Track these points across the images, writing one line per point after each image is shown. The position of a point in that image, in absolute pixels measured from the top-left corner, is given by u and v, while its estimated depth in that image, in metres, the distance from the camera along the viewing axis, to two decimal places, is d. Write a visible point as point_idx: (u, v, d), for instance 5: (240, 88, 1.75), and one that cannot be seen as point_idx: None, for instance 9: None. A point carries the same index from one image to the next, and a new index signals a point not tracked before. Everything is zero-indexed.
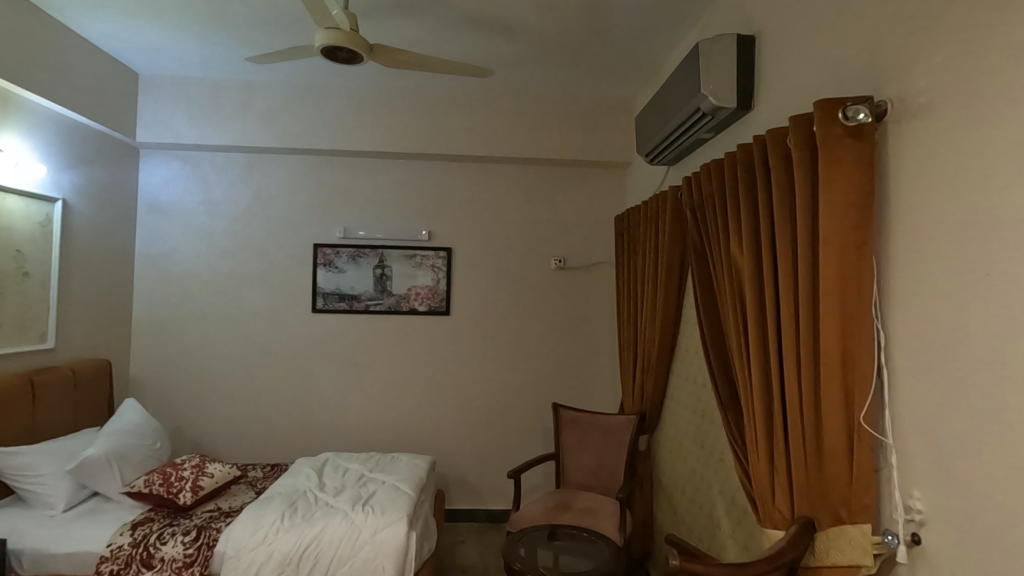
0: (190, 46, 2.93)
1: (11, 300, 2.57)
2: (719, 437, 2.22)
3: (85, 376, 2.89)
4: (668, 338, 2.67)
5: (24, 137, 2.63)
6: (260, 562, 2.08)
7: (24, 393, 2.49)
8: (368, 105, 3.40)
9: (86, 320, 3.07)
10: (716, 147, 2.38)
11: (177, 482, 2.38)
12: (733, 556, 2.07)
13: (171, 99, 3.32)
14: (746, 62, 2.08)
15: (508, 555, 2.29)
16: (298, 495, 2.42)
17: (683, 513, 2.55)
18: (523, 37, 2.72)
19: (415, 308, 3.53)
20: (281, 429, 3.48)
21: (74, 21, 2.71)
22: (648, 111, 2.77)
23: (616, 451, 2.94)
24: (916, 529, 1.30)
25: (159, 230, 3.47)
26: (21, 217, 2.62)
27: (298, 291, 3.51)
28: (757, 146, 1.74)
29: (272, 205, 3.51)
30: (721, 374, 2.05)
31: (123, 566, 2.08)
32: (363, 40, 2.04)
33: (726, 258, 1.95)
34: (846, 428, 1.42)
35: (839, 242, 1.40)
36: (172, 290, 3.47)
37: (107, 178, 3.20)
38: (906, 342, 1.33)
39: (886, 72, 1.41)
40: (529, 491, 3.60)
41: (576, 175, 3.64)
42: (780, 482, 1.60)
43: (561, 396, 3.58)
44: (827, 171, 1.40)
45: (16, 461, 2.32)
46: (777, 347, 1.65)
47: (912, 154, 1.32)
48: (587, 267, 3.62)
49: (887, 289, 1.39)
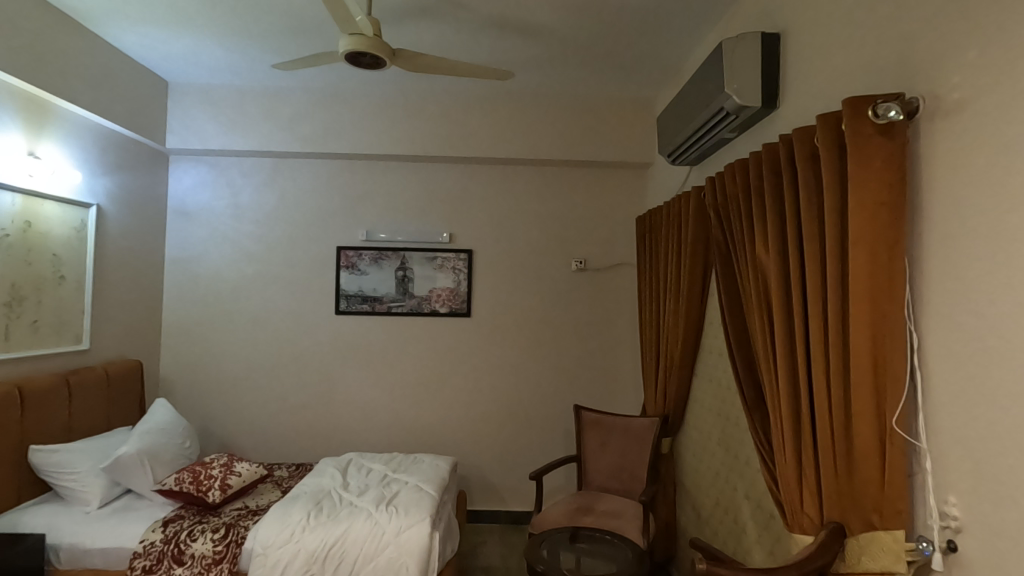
0: (216, 54, 3.00)
1: (48, 302, 2.65)
2: (744, 441, 2.19)
3: (118, 376, 2.97)
4: (692, 340, 2.65)
5: (61, 144, 2.73)
6: (287, 561, 2.12)
7: (61, 392, 2.58)
8: (390, 108, 3.44)
9: (119, 321, 3.16)
10: (740, 147, 2.35)
11: (206, 481, 2.44)
12: (760, 561, 2.04)
13: (199, 105, 3.40)
14: (771, 60, 2.06)
15: (531, 556, 2.29)
16: (323, 495, 2.45)
17: (708, 517, 2.52)
18: (544, 38, 2.72)
19: (436, 309, 3.55)
20: (306, 430, 3.53)
21: (107, 31, 2.80)
22: (671, 111, 2.75)
23: (639, 453, 2.92)
24: (952, 536, 1.26)
25: (186, 234, 3.55)
26: (57, 223, 2.70)
27: (321, 293, 3.56)
28: (783, 145, 1.71)
29: (296, 208, 3.57)
30: (746, 375, 2.03)
31: (155, 562, 2.14)
32: (387, 45, 2.06)
33: (752, 258, 1.92)
34: (877, 431, 1.39)
35: (868, 242, 1.38)
36: (199, 292, 3.55)
37: (138, 184, 3.28)
38: (940, 344, 1.30)
39: (918, 68, 1.37)
40: (550, 493, 3.60)
41: (597, 176, 3.62)
42: (808, 487, 1.58)
43: (583, 399, 3.57)
44: (856, 170, 1.38)
45: (54, 459, 2.40)
46: (805, 350, 1.63)
47: (946, 151, 1.29)
48: (608, 268, 3.61)
49: (919, 290, 1.36)
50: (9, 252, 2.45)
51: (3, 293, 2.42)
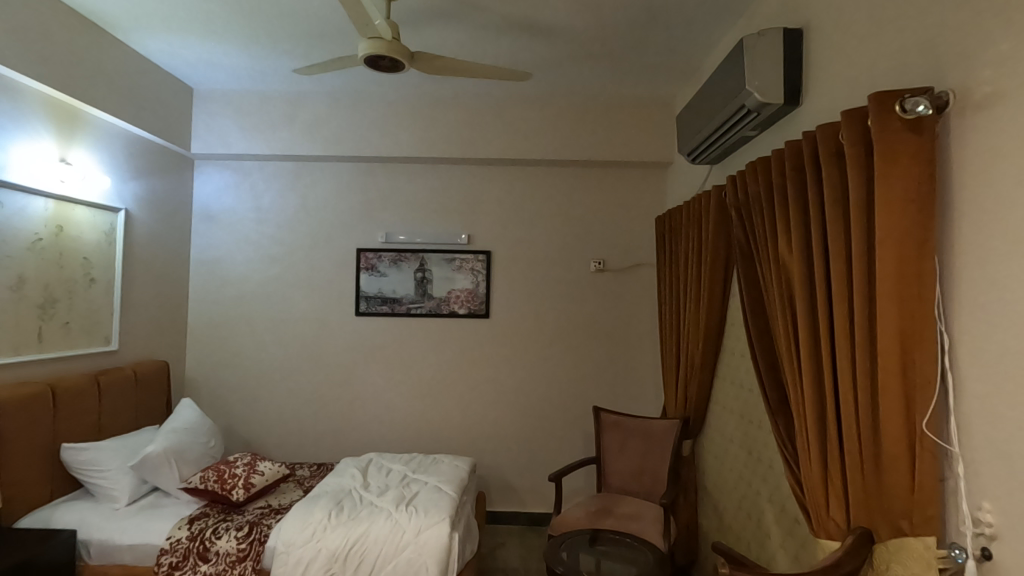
0: (238, 60, 3.05)
1: (79, 304, 2.73)
2: (767, 444, 2.15)
3: (145, 376, 3.04)
4: (714, 341, 2.62)
5: (92, 150, 2.80)
6: (309, 560, 2.14)
7: (91, 391, 2.64)
8: (409, 110, 3.46)
9: (147, 322, 3.23)
10: (762, 145, 2.31)
11: (230, 479, 2.48)
12: (784, 567, 2.00)
13: (223, 111, 3.47)
14: (794, 56, 2.02)
15: (550, 558, 2.28)
16: (344, 495, 2.48)
17: (730, 521, 2.48)
18: (561, 38, 2.72)
19: (455, 310, 3.56)
20: (327, 430, 3.57)
21: (135, 40, 2.88)
22: (691, 109, 2.72)
23: (659, 455, 2.89)
24: (986, 544, 1.22)
25: (211, 237, 3.62)
26: (88, 227, 2.77)
27: (341, 295, 3.60)
28: (807, 142, 1.68)
29: (317, 211, 3.62)
30: (769, 377, 1.99)
31: (181, 558, 2.18)
32: (405, 48, 2.08)
33: (774, 258, 1.89)
34: (907, 434, 1.35)
35: (897, 240, 1.34)
36: (223, 294, 3.62)
37: (165, 188, 3.36)
38: (973, 343, 1.26)
39: (947, 60, 1.34)
40: (570, 494, 3.58)
41: (617, 176, 3.60)
42: (834, 490, 1.55)
43: (602, 400, 3.55)
44: (883, 167, 1.35)
45: (85, 456, 2.47)
46: (830, 351, 1.60)
47: (979, 146, 1.24)
48: (627, 269, 3.58)
49: (950, 289, 1.32)
50: (42, 255, 2.53)
51: (36, 295, 2.50)
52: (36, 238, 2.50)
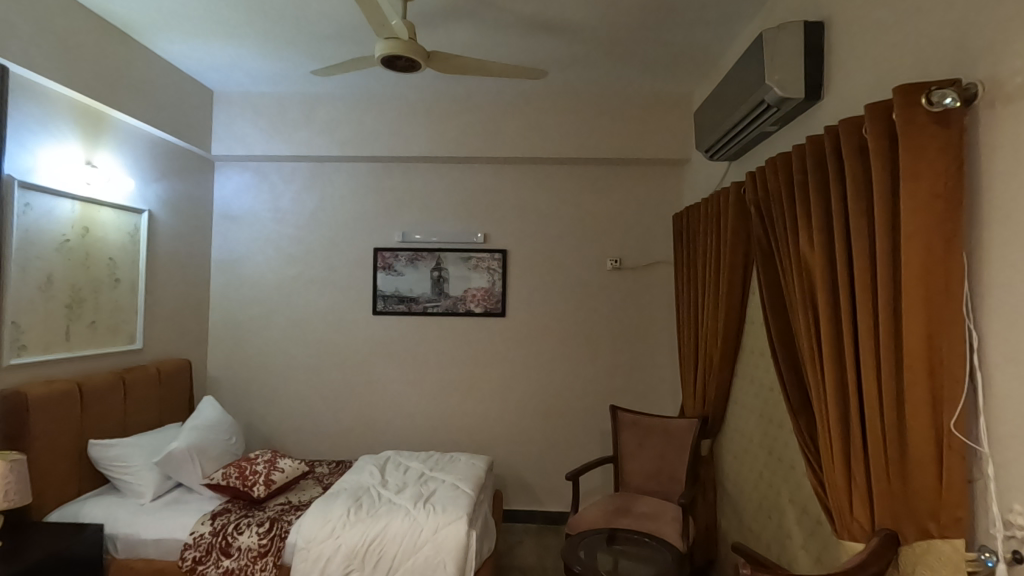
0: (258, 62, 3.10)
1: (105, 303, 2.79)
2: (788, 444, 2.12)
3: (169, 375, 3.09)
4: (733, 338, 2.59)
5: (116, 153, 2.86)
6: (328, 556, 2.17)
7: (117, 388, 2.70)
8: (424, 110, 3.48)
9: (170, 321, 3.30)
10: (782, 140, 2.28)
11: (251, 475, 2.52)
12: (805, 568, 1.98)
13: (243, 112, 3.52)
14: (815, 50, 1.98)
15: (568, 556, 2.28)
16: (363, 492, 2.50)
17: (750, 521, 2.46)
18: (576, 36, 2.71)
19: (471, 309, 3.57)
20: (345, 428, 3.61)
21: (157, 44, 2.94)
22: (708, 105, 2.69)
23: (677, 455, 2.87)
24: (1018, 547, 1.19)
25: (231, 237, 3.68)
26: (113, 228, 2.83)
27: (359, 294, 3.63)
28: (829, 137, 1.65)
29: (333, 210, 3.65)
30: (791, 377, 1.96)
31: (204, 553, 2.22)
32: (421, 48, 2.08)
33: (795, 256, 1.86)
34: (934, 434, 1.32)
35: (922, 236, 1.31)
36: (242, 293, 3.67)
37: (187, 189, 3.42)
38: (1003, 341, 1.23)
39: (975, 50, 1.30)
40: (586, 493, 3.57)
41: (634, 174, 3.58)
42: (858, 491, 1.53)
43: (619, 399, 3.53)
44: (908, 163, 1.32)
45: (111, 452, 2.52)
46: (853, 349, 1.57)
47: (1009, 139, 1.21)
48: (644, 267, 3.56)
49: (979, 286, 1.28)
50: (69, 256, 2.59)
51: (64, 295, 2.56)
52: (64, 239, 2.56)
